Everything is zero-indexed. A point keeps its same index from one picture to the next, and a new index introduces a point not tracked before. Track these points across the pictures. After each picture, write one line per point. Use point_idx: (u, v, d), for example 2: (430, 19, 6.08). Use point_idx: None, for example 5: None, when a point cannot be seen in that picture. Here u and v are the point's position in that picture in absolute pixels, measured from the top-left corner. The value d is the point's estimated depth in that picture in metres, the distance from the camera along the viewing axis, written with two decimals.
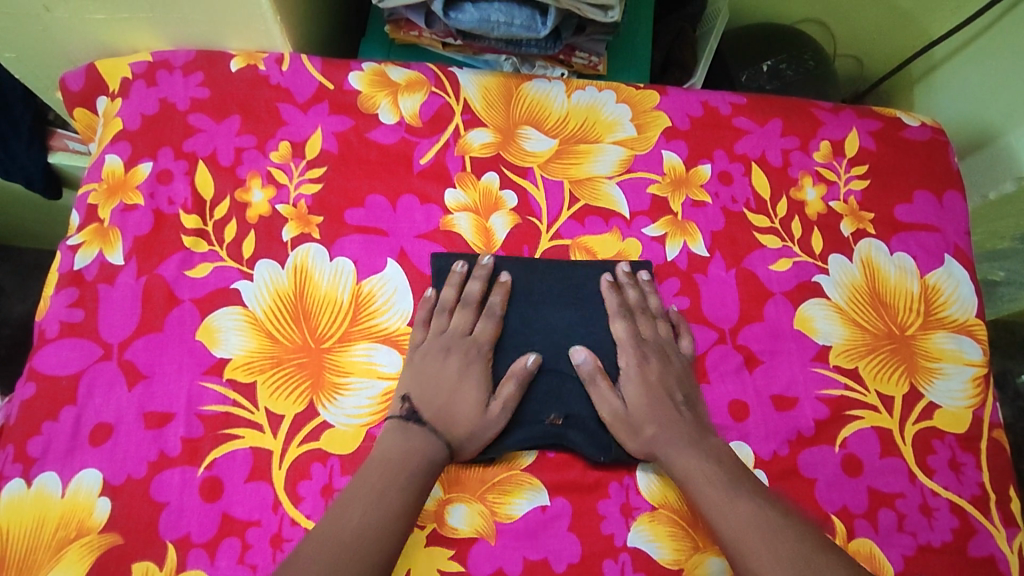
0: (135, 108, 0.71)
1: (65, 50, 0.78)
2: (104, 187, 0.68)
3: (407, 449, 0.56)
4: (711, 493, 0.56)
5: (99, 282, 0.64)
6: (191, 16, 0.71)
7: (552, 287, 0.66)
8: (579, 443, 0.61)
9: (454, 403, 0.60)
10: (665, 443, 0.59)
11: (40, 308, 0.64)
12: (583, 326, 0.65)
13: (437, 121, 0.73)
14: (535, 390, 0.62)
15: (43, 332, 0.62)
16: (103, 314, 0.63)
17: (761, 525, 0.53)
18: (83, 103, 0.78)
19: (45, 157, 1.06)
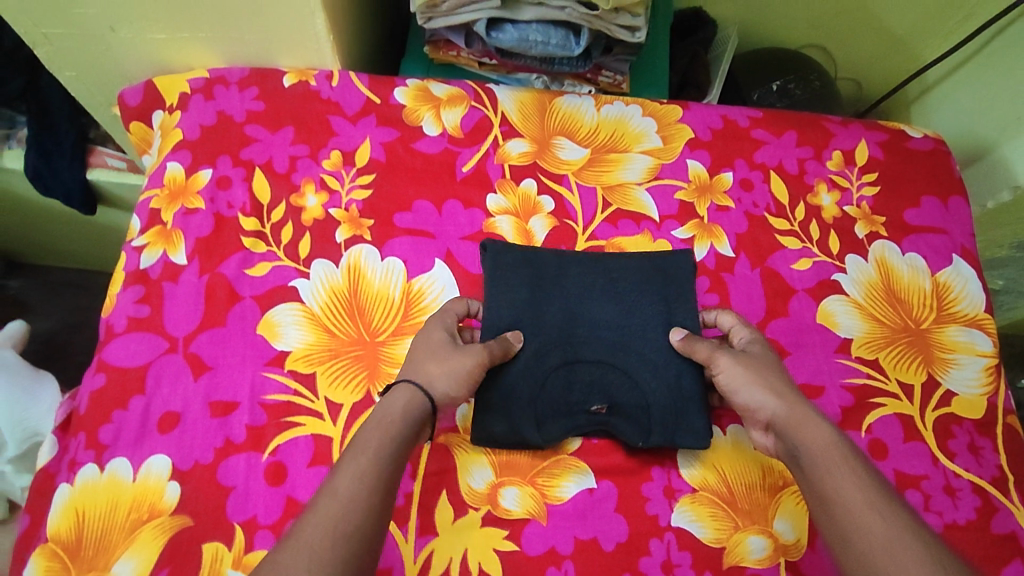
0: (194, 120, 0.75)
1: (123, 67, 0.83)
2: (165, 193, 0.72)
3: (380, 430, 0.53)
4: (838, 468, 0.53)
5: (163, 280, 0.67)
6: (248, 36, 0.76)
7: (598, 281, 0.70)
8: (624, 431, 0.64)
9: (429, 357, 0.59)
10: (784, 417, 0.58)
11: (105, 305, 0.68)
12: (624, 321, 0.68)
13: (478, 132, 0.78)
14: (581, 378, 0.65)
15: (111, 327, 0.65)
16: (167, 310, 0.66)
17: (886, 513, 0.50)
18: (138, 117, 0.82)
19: (84, 174, 1.10)
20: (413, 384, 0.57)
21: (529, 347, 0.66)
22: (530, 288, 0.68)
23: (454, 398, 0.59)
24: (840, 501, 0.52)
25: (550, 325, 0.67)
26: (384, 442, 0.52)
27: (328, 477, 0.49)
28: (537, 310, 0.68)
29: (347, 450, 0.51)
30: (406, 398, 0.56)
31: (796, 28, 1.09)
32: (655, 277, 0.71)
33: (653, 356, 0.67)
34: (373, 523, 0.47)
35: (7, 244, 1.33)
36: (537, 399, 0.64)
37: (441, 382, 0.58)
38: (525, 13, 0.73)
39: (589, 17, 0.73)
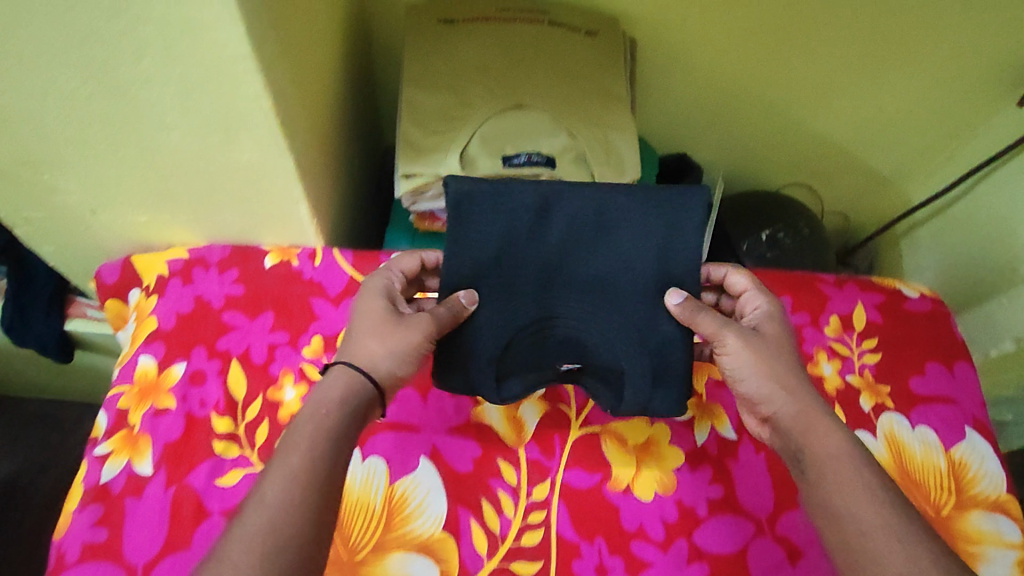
0: (170, 308, 0.73)
1: (102, 244, 0.81)
2: (135, 390, 0.69)
3: (312, 423, 0.53)
4: (847, 478, 0.54)
5: (124, 496, 0.62)
6: (228, 219, 0.74)
7: (583, 216, 0.60)
8: (595, 390, 0.64)
9: (369, 335, 0.59)
10: (795, 420, 0.58)
11: (60, 525, 0.62)
12: (611, 269, 0.60)
13: None
14: (556, 338, 0.61)
15: (63, 555, 0.60)
16: (127, 532, 0.61)
17: (898, 531, 0.50)
18: (115, 294, 0.80)
19: (60, 325, 1.07)
20: (356, 370, 0.58)
21: (497, 304, 0.61)
22: (501, 233, 0.60)
23: (399, 374, 0.60)
24: (849, 512, 0.52)
25: (524, 279, 0.60)
26: (312, 442, 0.52)
27: (258, 486, 0.50)
28: (509, 261, 0.60)
29: (276, 449, 0.52)
30: (347, 384, 0.57)
31: (781, 171, 1.09)
32: (654, 216, 0.60)
33: (638, 321, 0.60)
34: (310, 522, 0.49)
35: None
36: (507, 360, 0.61)
37: (383, 363, 0.59)
38: None
39: None
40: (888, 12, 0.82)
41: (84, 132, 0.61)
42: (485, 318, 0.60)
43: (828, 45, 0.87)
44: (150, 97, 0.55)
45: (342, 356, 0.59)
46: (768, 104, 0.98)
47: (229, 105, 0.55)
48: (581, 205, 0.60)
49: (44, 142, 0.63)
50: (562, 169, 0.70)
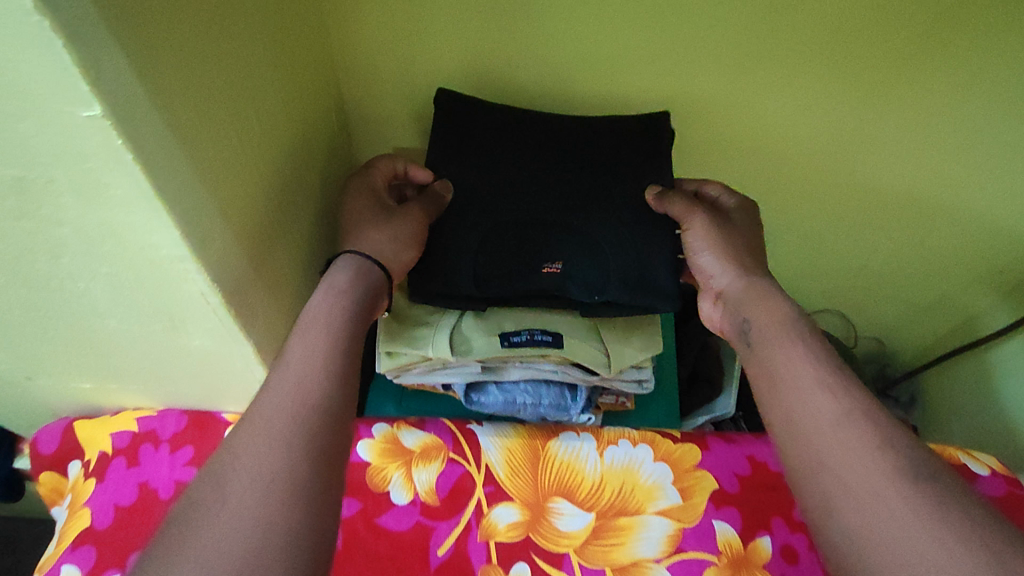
0: (108, 498, 0.62)
1: (44, 403, 0.71)
2: None
3: (331, 301, 0.53)
4: (786, 343, 0.53)
5: None
6: (184, 388, 0.64)
7: (557, 139, 0.69)
8: (577, 291, 0.64)
9: (369, 226, 0.60)
10: (744, 294, 0.59)
11: None
12: (585, 178, 0.68)
13: (458, 496, 0.64)
14: (536, 232, 0.65)
15: None
16: None
17: (832, 385, 0.49)
18: (52, 466, 0.69)
19: None
20: (362, 257, 0.57)
21: (480, 197, 0.66)
22: (482, 145, 0.68)
23: (404, 262, 0.61)
24: (784, 371, 0.51)
25: (504, 184, 0.67)
26: (329, 318, 0.51)
27: (277, 361, 0.49)
28: (491, 168, 0.68)
29: (297, 327, 0.51)
30: (354, 269, 0.56)
31: (811, 294, 1.00)
32: (623, 139, 0.69)
33: (618, 223, 0.66)
34: (339, 395, 0.47)
35: None
36: (490, 255, 0.65)
37: (389, 250, 0.59)
38: (510, 374, 0.69)
39: (588, 380, 0.69)
40: (926, 149, 0.75)
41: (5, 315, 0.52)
42: (466, 211, 0.66)
43: (860, 177, 0.80)
44: (77, 291, 0.47)
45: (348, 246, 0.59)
46: (797, 231, 0.89)
47: (171, 299, 0.47)
48: (550, 136, 0.69)
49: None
50: (571, 347, 0.67)
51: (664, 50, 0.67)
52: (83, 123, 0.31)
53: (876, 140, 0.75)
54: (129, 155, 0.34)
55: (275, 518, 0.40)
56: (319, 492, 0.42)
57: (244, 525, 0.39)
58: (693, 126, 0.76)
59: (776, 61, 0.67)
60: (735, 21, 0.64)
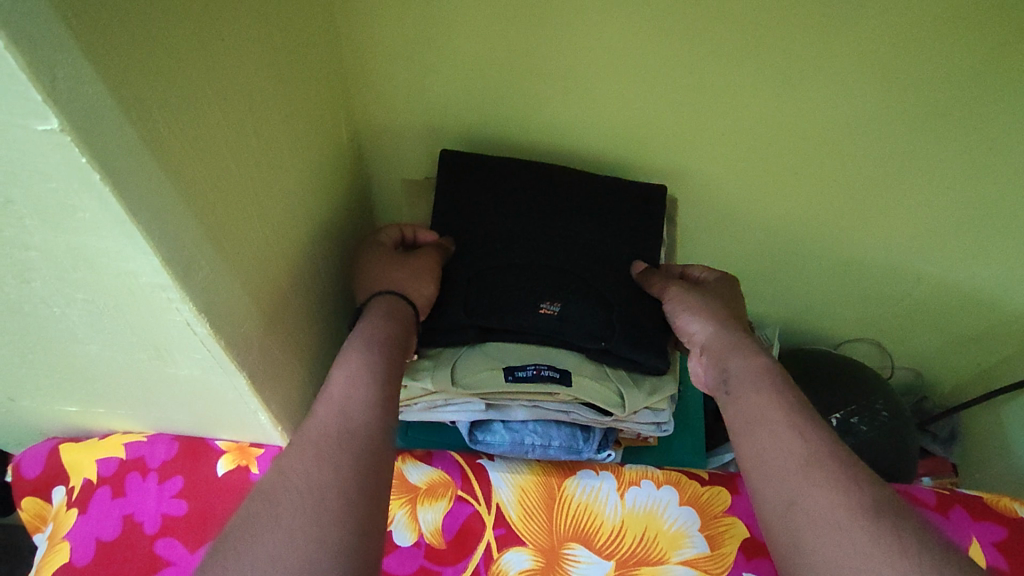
0: (90, 531, 0.58)
1: (28, 425, 0.67)
2: None
3: (372, 333, 0.50)
4: (760, 396, 0.48)
5: None
6: (174, 416, 0.60)
7: (558, 194, 0.63)
8: (576, 336, 0.58)
9: (387, 267, 0.56)
10: (722, 342, 0.54)
11: None
12: (588, 237, 0.62)
13: (466, 537, 0.59)
14: (531, 281, 0.60)
15: None
16: None
17: (808, 432, 0.45)
18: (34, 491, 0.65)
19: None
20: (387, 292, 0.54)
21: (478, 244, 0.61)
22: (479, 191, 0.63)
23: (428, 298, 0.57)
24: (759, 421, 0.46)
25: (500, 236, 0.61)
26: (371, 346, 0.48)
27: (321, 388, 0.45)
28: (489, 214, 0.62)
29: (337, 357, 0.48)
30: (385, 305, 0.53)
31: (844, 323, 0.94)
32: (631, 200, 0.64)
33: (620, 279, 0.61)
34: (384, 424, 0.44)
35: None
36: (484, 297, 0.59)
37: (413, 286, 0.56)
38: (515, 414, 0.59)
39: (600, 422, 0.60)
40: (978, 172, 0.69)
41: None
42: (461, 258, 0.60)
43: (904, 202, 0.74)
44: (57, 316, 0.44)
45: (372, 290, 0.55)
46: (832, 257, 0.84)
47: (155, 327, 0.44)
48: (551, 190, 0.63)
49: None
50: (580, 387, 0.57)
51: (691, 67, 0.63)
52: (41, 138, 0.28)
53: (921, 166, 0.70)
54: (96, 174, 0.30)
55: (328, 546, 0.36)
56: (372, 523, 0.38)
57: (292, 555, 0.35)
58: (724, 154, 0.71)
59: (811, 82, 0.63)
60: (768, 39, 0.60)
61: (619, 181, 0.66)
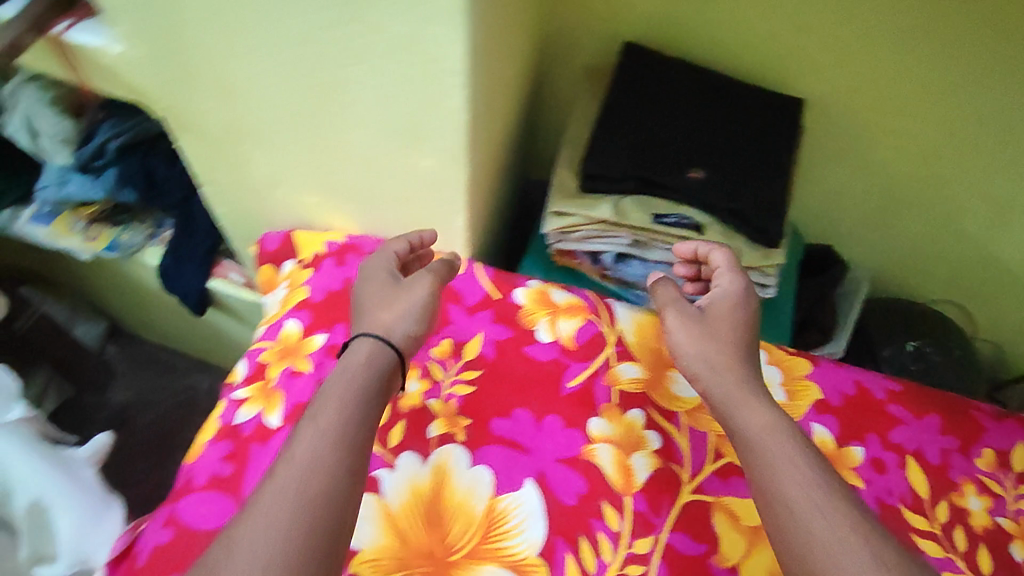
0: (323, 283, 0.78)
1: (272, 215, 0.90)
2: (278, 349, 0.74)
3: (344, 386, 0.56)
4: (778, 458, 0.52)
5: (252, 440, 0.66)
6: (390, 213, 0.80)
7: (712, 92, 0.79)
8: (711, 196, 0.72)
9: (374, 311, 0.63)
10: (725, 393, 0.59)
11: (190, 453, 0.68)
12: (734, 126, 0.77)
13: (591, 347, 0.75)
14: (684, 152, 0.75)
15: (190, 480, 0.65)
16: (249, 474, 0.64)
17: (826, 503, 0.49)
18: (271, 260, 0.88)
19: (204, 282, 1.23)
20: (372, 335, 0.60)
21: (645, 117, 0.77)
22: (652, 81, 0.79)
23: (415, 336, 0.63)
24: (778, 484, 0.51)
25: (663, 115, 0.77)
26: (342, 405, 0.54)
27: (287, 446, 0.52)
28: (656, 99, 0.78)
29: (308, 410, 0.54)
30: (367, 352, 0.59)
31: (932, 283, 1.04)
32: (771, 107, 0.79)
33: (755, 163, 0.75)
34: (338, 484, 0.50)
35: (124, 306, 1.45)
36: (645, 157, 0.74)
37: (397, 326, 0.62)
38: (655, 253, 0.74)
39: None
40: None
41: (290, 119, 0.71)
42: (630, 126, 0.76)
43: (1015, 162, 0.83)
44: (359, 97, 0.65)
45: (362, 329, 0.62)
46: (934, 212, 0.93)
47: (424, 112, 0.63)
48: (708, 89, 0.79)
49: (254, 121, 0.74)
50: (709, 238, 0.72)
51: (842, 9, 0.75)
52: None
53: None
54: None
55: None
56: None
57: None
58: (852, 91, 0.83)
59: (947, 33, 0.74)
60: None
61: (763, 92, 0.81)
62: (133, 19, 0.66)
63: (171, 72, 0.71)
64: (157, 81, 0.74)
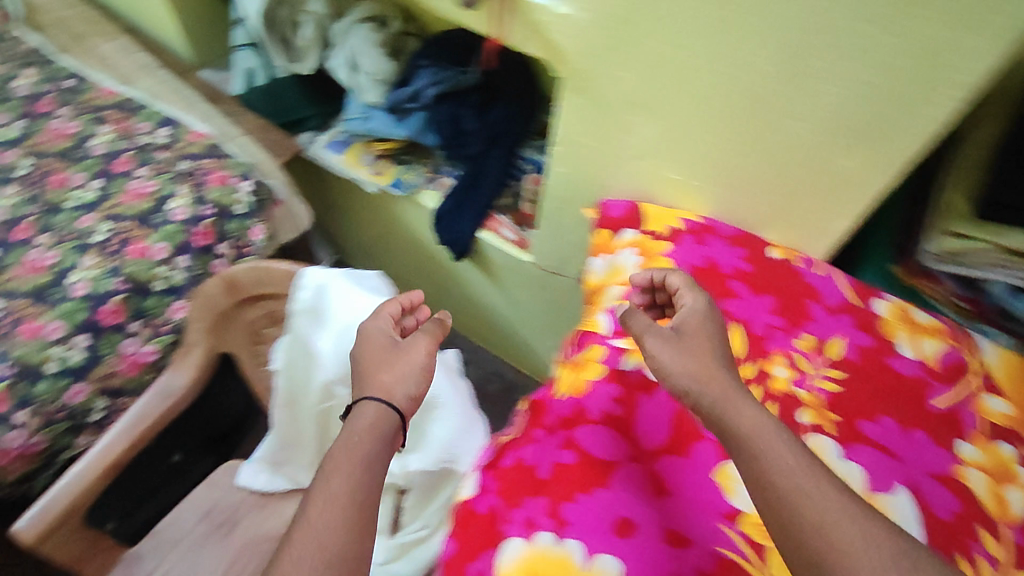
0: (686, 257, 0.84)
1: (616, 184, 0.96)
2: (649, 311, 0.81)
3: (353, 447, 0.64)
4: (769, 451, 0.55)
5: (638, 389, 0.75)
6: (761, 205, 0.83)
7: None
8: None
9: (373, 376, 0.72)
10: (714, 399, 0.60)
11: (576, 387, 0.78)
12: None
13: (957, 372, 0.76)
14: None
15: (586, 411, 0.75)
16: (641, 418, 0.73)
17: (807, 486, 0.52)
18: (610, 226, 0.93)
19: (475, 230, 1.30)
20: (376, 400, 0.69)
21: None
22: None
23: (414, 395, 0.73)
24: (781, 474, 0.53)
25: None
26: (350, 465, 0.62)
27: (303, 513, 0.60)
28: None
29: (321, 474, 0.62)
30: (373, 418, 0.68)
31: None
32: None
33: None
34: (349, 540, 0.58)
35: (370, 241, 1.59)
36: None
37: (399, 388, 0.71)
38: None
39: None
40: None
41: (713, 96, 0.75)
42: None
43: None
44: (818, 87, 0.67)
45: (369, 393, 0.71)
46: None
47: (880, 109, 0.65)
48: None
49: (666, 93, 0.78)
50: None
51: None
52: None
53: None
54: None
55: None
56: None
57: None
58: None
59: None
60: None
61: None
62: None
63: (609, 37, 0.78)
64: (585, 44, 0.81)
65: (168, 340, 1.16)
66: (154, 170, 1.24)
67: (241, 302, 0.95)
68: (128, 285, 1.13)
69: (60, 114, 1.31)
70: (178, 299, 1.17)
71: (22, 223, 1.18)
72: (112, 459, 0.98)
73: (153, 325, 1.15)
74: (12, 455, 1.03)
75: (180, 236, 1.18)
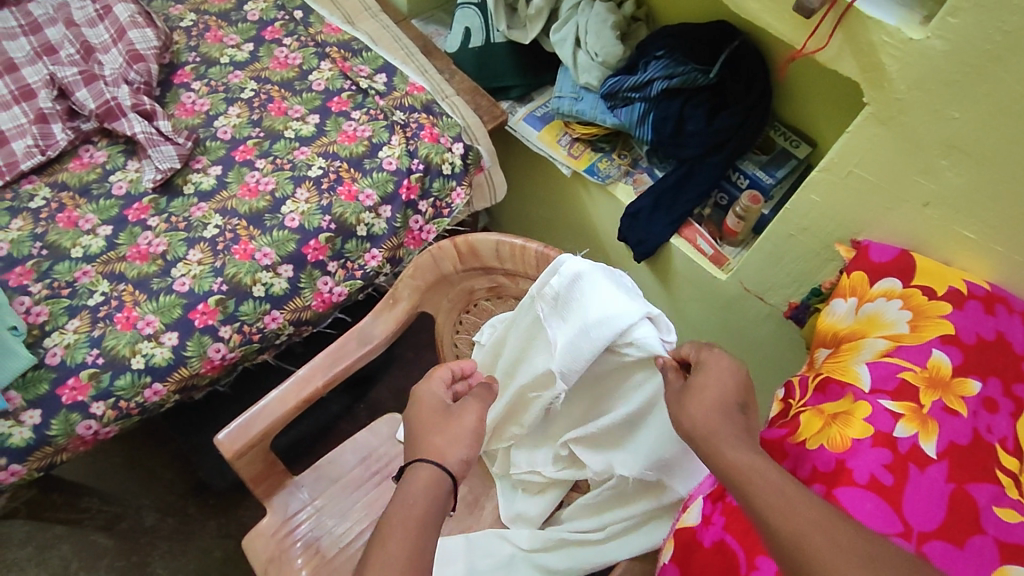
0: (971, 325, 0.77)
1: (881, 226, 0.89)
2: (925, 375, 0.74)
3: (406, 511, 0.65)
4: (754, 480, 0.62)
5: (911, 460, 0.69)
6: None
7: None
8: None
9: (424, 439, 0.74)
10: (712, 439, 0.67)
11: (835, 441, 0.73)
12: None
13: None
14: None
15: (851, 472, 0.70)
16: (910, 492, 0.68)
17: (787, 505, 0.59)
18: (869, 270, 0.86)
19: (671, 236, 1.23)
20: (427, 464, 0.71)
21: None
22: None
23: (466, 459, 0.73)
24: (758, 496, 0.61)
25: None
26: (404, 528, 0.63)
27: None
28: None
29: (375, 540, 0.63)
30: (426, 481, 0.69)
31: None
32: None
33: None
34: None
35: (538, 218, 1.57)
36: None
37: (451, 453, 0.72)
38: None
39: None
40: None
41: None
42: None
43: None
44: None
45: (415, 456, 0.72)
46: None
47: None
48: None
49: (1006, 144, 0.72)
50: None
51: None
52: None
53: None
54: None
55: None
56: None
57: None
58: None
59: None
60: None
61: None
62: (988, 16, 0.66)
63: (959, 72, 0.71)
64: (922, 74, 0.74)
65: (358, 285, 1.18)
66: (367, 115, 1.24)
67: (464, 269, 1.00)
68: (334, 225, 1.15)
69: (285, 43, 1.33)
70: (374, 247, 1.18)
71: (244, 144, 1.21)
72: (306, 393, 0.99)
73: (349, 267, 1.17)
74: (212, 364, 1.09)
75: (389, 186, 1.18)
